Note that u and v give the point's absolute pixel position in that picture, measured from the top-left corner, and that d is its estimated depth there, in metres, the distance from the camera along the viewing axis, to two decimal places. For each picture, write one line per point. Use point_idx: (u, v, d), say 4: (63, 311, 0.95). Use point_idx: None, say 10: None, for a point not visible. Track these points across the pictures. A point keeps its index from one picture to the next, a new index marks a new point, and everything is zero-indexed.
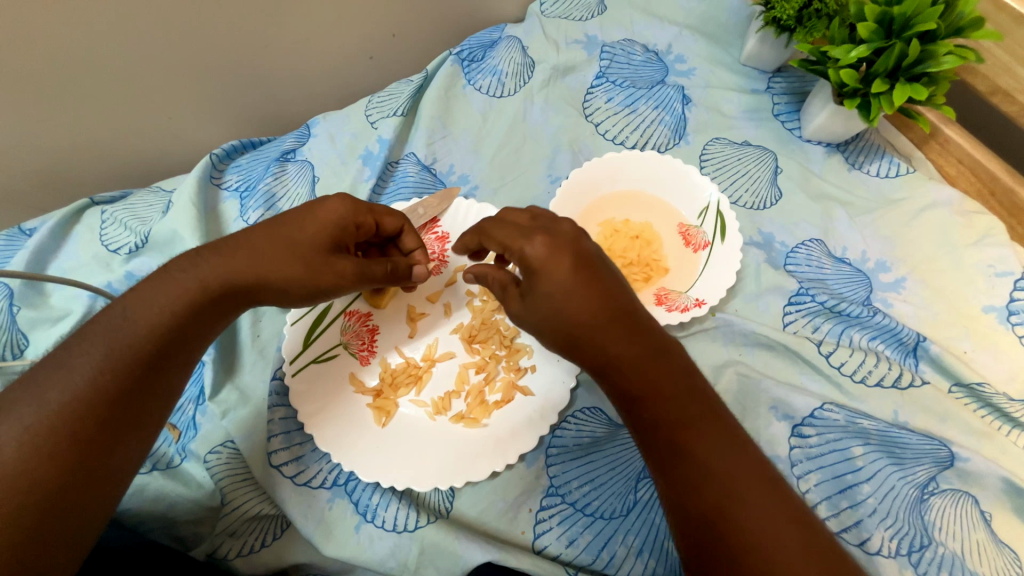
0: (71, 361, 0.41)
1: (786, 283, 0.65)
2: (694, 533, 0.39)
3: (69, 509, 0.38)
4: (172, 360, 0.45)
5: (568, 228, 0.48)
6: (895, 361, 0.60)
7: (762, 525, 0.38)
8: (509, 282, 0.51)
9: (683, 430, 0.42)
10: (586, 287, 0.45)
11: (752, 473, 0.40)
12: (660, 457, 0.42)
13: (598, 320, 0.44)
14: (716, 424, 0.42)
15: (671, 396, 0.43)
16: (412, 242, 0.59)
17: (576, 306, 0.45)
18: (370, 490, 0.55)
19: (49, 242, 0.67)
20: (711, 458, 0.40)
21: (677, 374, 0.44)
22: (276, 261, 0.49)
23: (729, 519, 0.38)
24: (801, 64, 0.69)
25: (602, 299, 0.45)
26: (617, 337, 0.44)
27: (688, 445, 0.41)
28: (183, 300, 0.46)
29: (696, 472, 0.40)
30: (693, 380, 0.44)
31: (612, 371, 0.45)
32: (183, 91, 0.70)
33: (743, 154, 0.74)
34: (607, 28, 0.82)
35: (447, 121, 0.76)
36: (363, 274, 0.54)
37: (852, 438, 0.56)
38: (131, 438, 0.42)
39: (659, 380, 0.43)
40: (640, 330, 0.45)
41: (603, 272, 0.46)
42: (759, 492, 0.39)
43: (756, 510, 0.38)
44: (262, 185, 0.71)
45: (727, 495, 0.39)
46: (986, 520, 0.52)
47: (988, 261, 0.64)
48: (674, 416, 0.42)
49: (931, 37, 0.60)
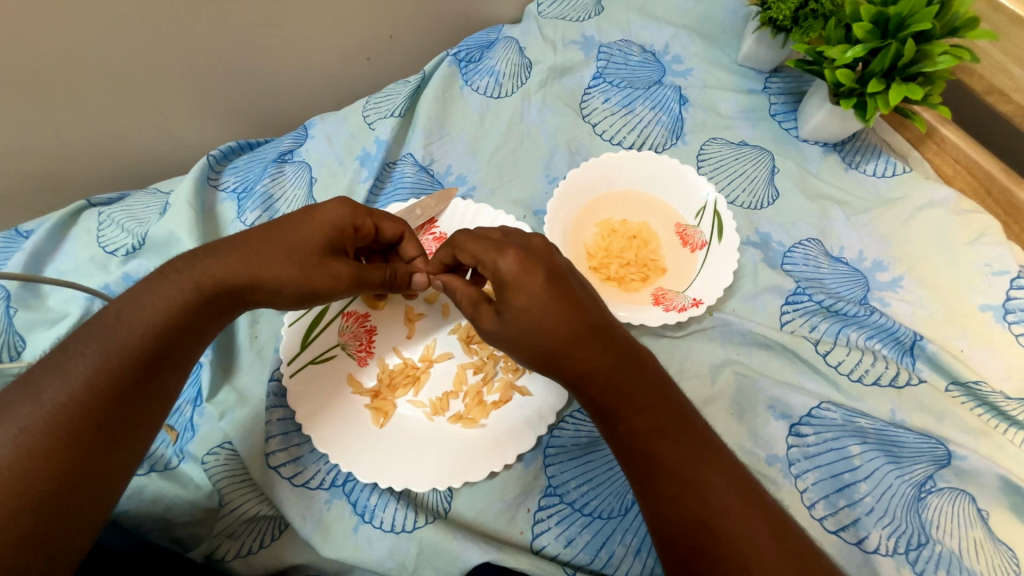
0: (67, 362, 0.41)
1: (783, 282, 0.65)
2: (676, 546, 0.40)
3: (65, 510, 0.38)
4: (168, 361, 0.45)
5: (539, 242, 0.48)
6: (892, 360, 0.60)
7: (744, 534, 0.38)
8: (482, 298, 0.49)
9: (656, 440, 0.42)
10: (560, 300, 0.44)
11: (729, 481, 0.41)
12: (639, 468, 0.43)
13: (573, 334, 0.44)
14: (689, 434, 0.43)
15: (646, 407, 0.43)
16: (412, 250, 0.59)
17: (550, 321, 0.44)
18: (368, 490, 0.55)
19: (46, 244, 0.66)
20: (687, 468, 0.41)
21: (650, 386, 0.44)
22: (271, 262, 0.49)
23: (711, 529, 0.39)
24: (797, 64, 0.69)
25: (576, 312, 0.44)
26: (592, 350, 0.44)
27: (664, 456, 0.42)
28: (178, 301, 0.46)
29: (674, 484, 0.41)
30: (664, 391, 0.44)
31: (588, 385, 0.44)
32: (180, 92, 0.70)
33: (740, 153, 0.74)
34: (604, 28, 0.82)
35: (445, 122, 0.76)
36: (359, 279, 0.53)
37: (850, 437, 0.56)
38: (128, 440, 0.42)
39: (633, 392, 0.43)
40: (613, 342, 0.45)
41: (574, 285, 0.46)
42: (738, 500, 0.40)
43: (737, 519, 0.39)
44: (260, 186, 0.71)
45: (708, 506, 0.40)
46: (983, 518, 0.52)
47: (985, 260, 0.64)
48: (648, 426, 0.43)
49: (926, 37, 0.61)
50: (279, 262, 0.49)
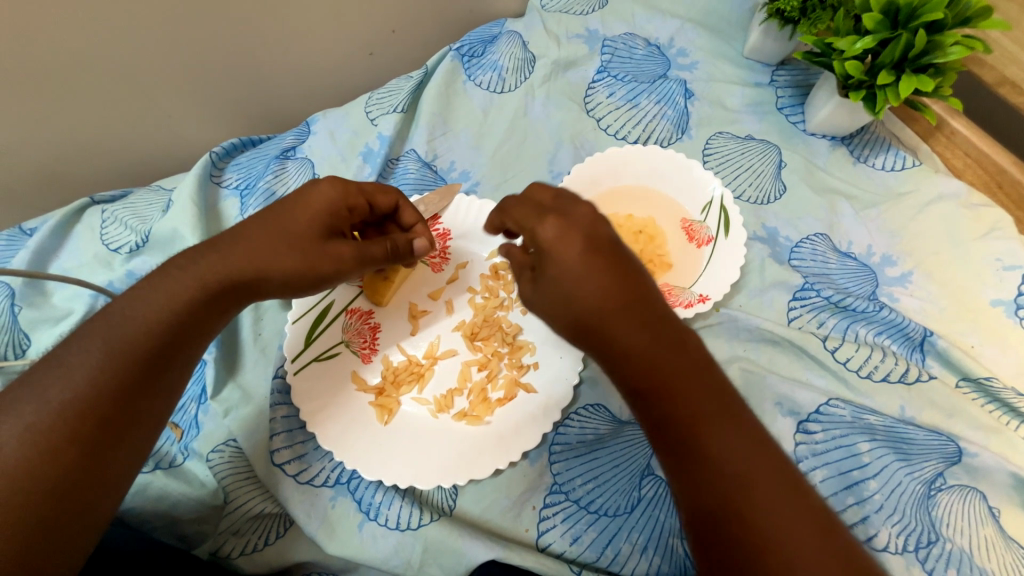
0: (72, 359, 0.41)
1: (790, 278, 0.64)
2: (709, 533, 0.35)
3: (75, 509, 0.38)
4: (174, 359, 0.45)
5: (585, 211, 0.46)
6: (902, 356, 0.59)
7: (798, 539, 0.33)
8: (525, 264, 0.48)
9: (692, 425, 0.37)
10: (605, 269, 0.42)
11: (789, 492, 0.34)
12: (677, 457, 0.37)
13: (610, 308, 0.41)
14: (739, 433, 0.36)
15: (682, 391, 0.38)
16: (411, 217, 0.59)
17: (580, 287, 0.42)
18: (373, 488, 0.55)
19: (50, 241, 0.66)
20: (737, 473, 0.35)
21: (695, 368, 0.39)
22: (274, 253, 0.49)
23: (770, 545, 0.32)
24: (805, 56, 0.68)
25: (616, 288, 0.42)
26: (630, 327, 0.40)
27: (699, 441, 0.36)
28: (182, 297, 0.45)
29: (708, 469, 0.35)
30: (712, 374, 0.39)
31: (629, 367, 0.40)
32: (182, 89, 0.70)
33: (746, 148, 0.73)
34: (608, 22, 0.81)
35: (447, 117, 0.75)
36: (363, 258, 0.53)
37: (859, 434, 0.55)
38: (135, 439, 0.42)
39: (676, 380, 0.38)
40: (652, 319, 0.41)
41: (617, 255, 0.44)
42: (794, 500, 0.34)
43: (790, 528, 0.33)
44: (262, 183, 0.70)
45: (747, 492, 0.34)
46: (994, 516, 0.51)
47: (996, 255, 0.64)
48: (684, 410, 0.37)
49: (937, 27, 0.60)
50: (282, 253, 0.49)
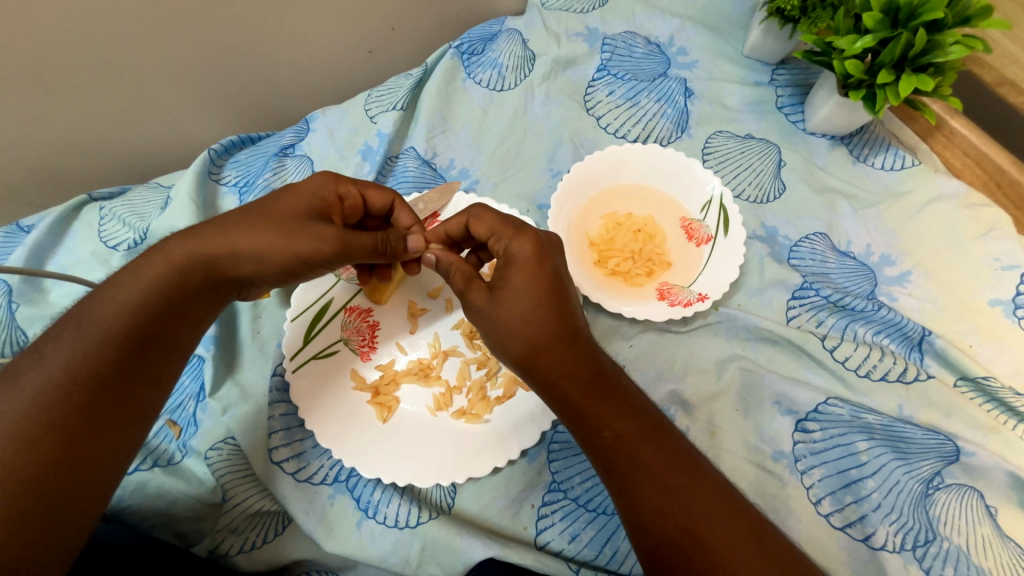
0: (49, 348, 0.41)
1: (789, 277, 0.64)
2: (661, 557, 0.40)
3: (54, 497, 0.37)
4: (151, 346, 0.45)
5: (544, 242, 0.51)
6: (900, 355, 0.59)
7: (737, 545, 0.39)
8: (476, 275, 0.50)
9: (636, 447, 0.43)
10: (550, 304, 0.47)
11: (706, 487, 0.42)
12: (622, 479, 0.43)
13: (554, 333, 0.46)
14: (666, 445, 0.44)
15: (624, 416, 0.44)
16: (406, 219, 0.57)
17: (514, 314, 0.47)
18: (371, 486, 0.55)
19: (48, 238, 0.66)
20: (669, 472, 0.42)
21: (625, 397, 0.45)
22: (251, 231, 0.48)
23: (697, 537, 0.40)
24: (805, 56, 0.68)
25: (564, 314, 0.47)
26: (569, 353, 0.46)
27: (643, 462, 0.43)
28: (152, 278, 0.45)
29: (659, 491, 0.42)
30: (640, 402, 0.46)
31: (576, 381, 0.45)
32: (180, 85, 0.69)
33: (746, 147, 0.73)
34: (609, 20, 0.81)
35: (447, 115, 0.75)
36: (346, 245, 0.50)
37: (857, 433, 0.55)
38: (116, 428, 0.42)
39: (608, 401, 0.45)
40: (585, 342, 0.47)
41: (563, 289, 0.48)
42: (724, 511, 0.41)
43: (730, 535, 0.40)
44: (261, 180, 0.70)
45: (693, 515, 0.40)
46: (991, 515, 0.51)
47: (994, 255, 0.64)
48: (630, 433, 0.44)
49: (938, 27, 0.60)
50: (258, 230, 0.48)
